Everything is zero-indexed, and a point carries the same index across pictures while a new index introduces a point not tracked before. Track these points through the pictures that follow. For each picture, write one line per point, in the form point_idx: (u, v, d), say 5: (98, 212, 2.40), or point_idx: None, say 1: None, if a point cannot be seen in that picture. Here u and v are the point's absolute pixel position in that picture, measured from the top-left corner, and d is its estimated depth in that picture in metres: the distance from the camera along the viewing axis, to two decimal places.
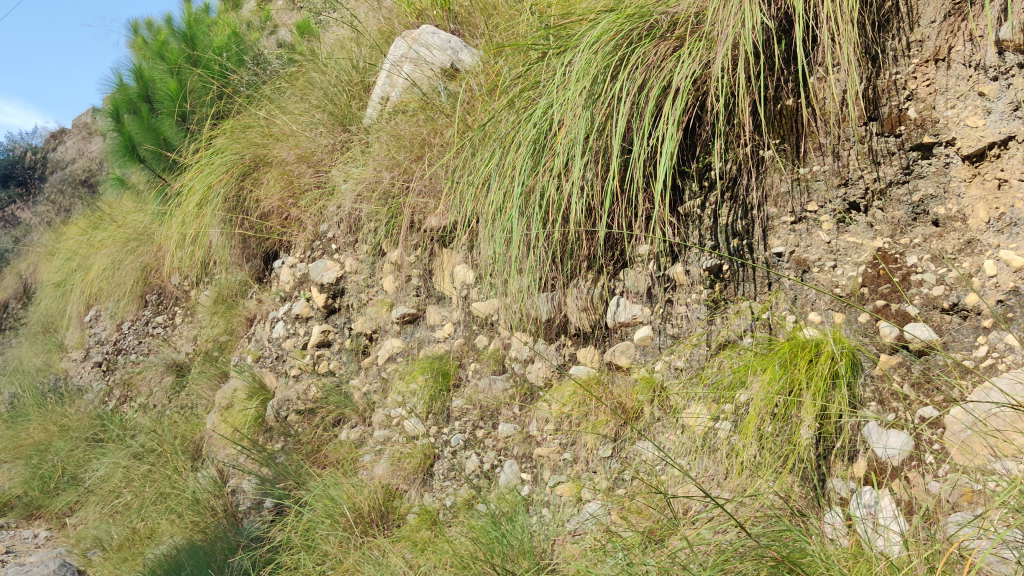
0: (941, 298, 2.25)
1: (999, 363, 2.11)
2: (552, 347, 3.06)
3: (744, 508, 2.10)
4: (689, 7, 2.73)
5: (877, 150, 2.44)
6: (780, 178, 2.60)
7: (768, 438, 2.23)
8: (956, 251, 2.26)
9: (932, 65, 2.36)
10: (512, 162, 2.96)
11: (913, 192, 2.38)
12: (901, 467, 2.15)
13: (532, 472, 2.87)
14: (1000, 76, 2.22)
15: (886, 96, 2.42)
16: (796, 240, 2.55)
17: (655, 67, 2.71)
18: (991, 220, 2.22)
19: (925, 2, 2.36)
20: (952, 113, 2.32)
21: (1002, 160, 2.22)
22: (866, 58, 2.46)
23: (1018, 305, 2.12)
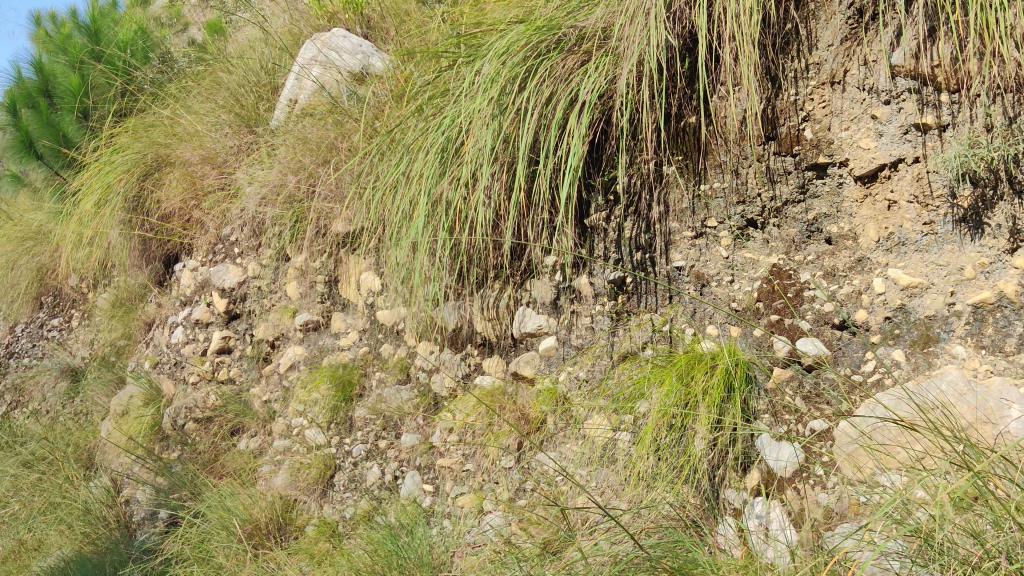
0: (832, 314, 2.32)
1: (885, 379, 2.19)
2: (457, 356, 3.03)
3: (640, 520, 2.12)
4: (596, 22, 2.73)
5: (774, 169, 2.50)
6: (683, 193, 2.64)
7: (665, 450, 2.25)
8: (847, 269, 2.35)
9: (828, 87, 2.41)
10: (419, 169, 2.92)
11: (808, 211, 2.45)
12: (793, 479, 2.20)
13: (433, 484, 2.83)
14: (891, 100, 2.30)
15: (784, 117, 2.48)
16: (696, 255, 2.60)
17: (562, 80, 2.72)
18: (880, 240, 2.31)
19: (823, 26, 2.40)
20: (846, 134, 2.39)
21: (893, 181, 2.31)
22: (766, 79, 2.50)
23: (905, 322, 2.22)
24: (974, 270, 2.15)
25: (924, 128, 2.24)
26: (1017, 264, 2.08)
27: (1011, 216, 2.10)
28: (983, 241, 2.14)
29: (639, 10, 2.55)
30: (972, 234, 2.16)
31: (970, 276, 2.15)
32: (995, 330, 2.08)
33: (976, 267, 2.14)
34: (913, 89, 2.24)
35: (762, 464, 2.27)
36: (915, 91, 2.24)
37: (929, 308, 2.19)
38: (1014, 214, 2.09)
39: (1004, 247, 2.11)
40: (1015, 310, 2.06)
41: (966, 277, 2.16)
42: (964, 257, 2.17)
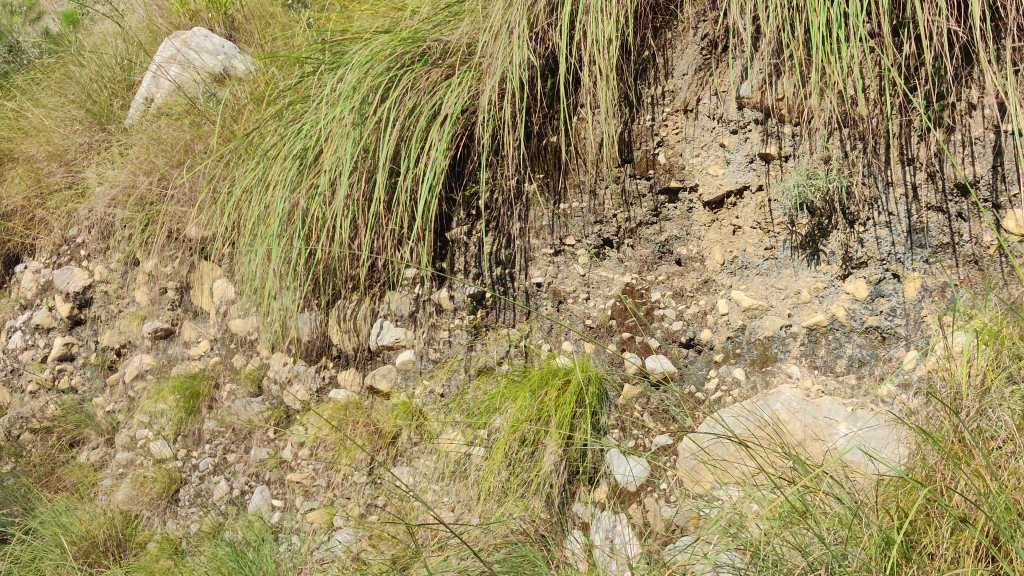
0: (679, 332, 2.42)
1: (726, 397, 2.30)
2: (312, 368, 2.97)
3: (490, 534, 2.12)
4: (461, 38, 2.74)
5: (629, 191, 2.57)
6: (542, 211, 2.67)
7: (517, 464, 2.25)
8: (695, 290, 2.44)
9: (682, 114, 2.49)
10: (276, 176, 2.85)
11: (660, 233, 2.52)
12: (638, 493, 2.26)
13: (283, 499, 2.76)
14: (739, 130, 2.39)
15: (639, 141, 2.55)
16: (554, 272, 2.64)
17: (425, 92, 2.70)
18: (725, 263, 2.40)
19: (678, 54, 2.48)
20: (696, 160, 2.46)
21: (737, 208, 2.40)
22: (624, 104, 2.57)
23: (746, 341, 2.32)
24: (810, 293, 2.26)
25: (767, 157, 2.33)
26: (848, 289, 2.21)
27: (843, 243, 2.22)
28: (819, 267, 2.26)
29: (502, 28, 2.55)
30: (808, 259, 2.27)
31: (806, 299, 2.26)
32: (827, 351, 2.21)
33: (812, 291, 2.26)
34: (758, 120, 2.34)
35: (610, 479, 2.31)
36: (760, 122, 2.34)
37: (768, 329, 2.29)
38: (846, 242, 2.22)
39: (837, 273, 2.23)
40: (845, 332, 2.19)
41: (802, 301, 2.26)
42: (800, 282, 2.28)
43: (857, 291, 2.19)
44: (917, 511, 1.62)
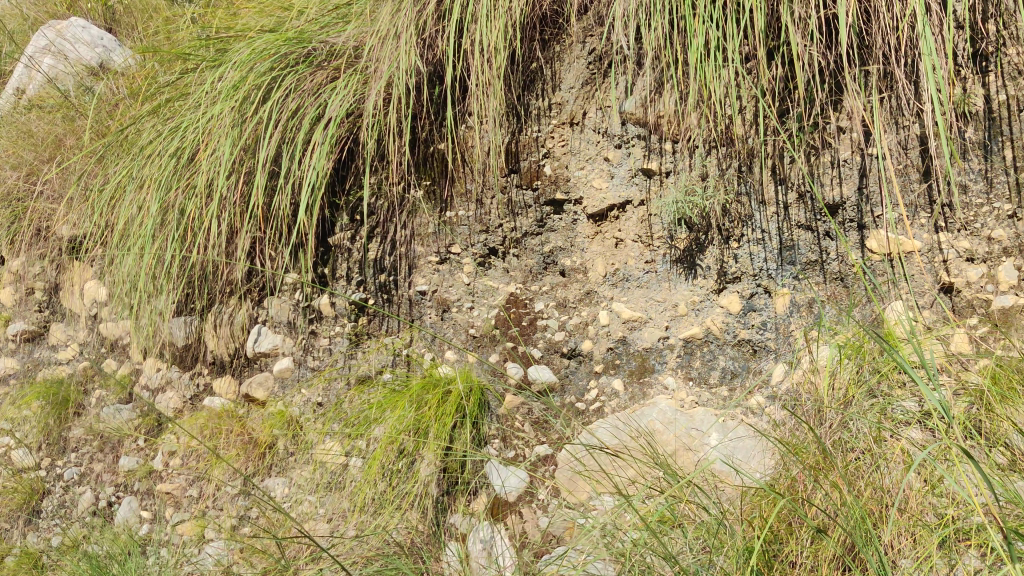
0: (561, 343, 2.43)
1: (606, 407, 2.32)
2: (186, 375, 2.86)
3: (363, 546, 2.06)
4: (347, 40, 2.69)
5: (515, 202, 2.56)
6: (429, 218, 2.65)
7: (394, 475, 2.22)
8: (577, 301, 2.46)
9: (568, 127, 2.50)
10: (151, 174, 2.74)
11: (545, 243, 2.53)
12: (517, 502, 2.26)
13: (152, 510, 2.65)
14: (622, 145, 2.41)
15: (526, 152, 2.54)
16: (438, 280, 2.62)
17: (309, 94, 2.64)
18: (607, 275, 2.43)
19: (566, 68, 2.49)
20: (581, 173, 2.48)
21: (620, 222, 2.43)
22: (512, 114, 2.55)
23: (625, 352, 2.36)
24: (687, 307, 2.31)
25: (648, 173, 2.37)
26: (723, 303, 2.27)
27: (718, 259, 2.28)
28: (696, 280, 2.31)
29: (389, 33, 2.51)
30: (686, 273, 2.32)
31: (683, 312, 2.31)
32: (702, 363, 2.26)
33: (688, 304, 2.31)
34: (641, 135, 2.37)
35: (490, 489, 2.29)
36: (643, 138, 2.36)
37: (647, 340, 2.34)
38: (722, 257, 2.27)
39: (712, 287, 2.29)
40: (719, 344, 2.25)
41: (679, 313, 2.31)
42: (678, 294, 2.33)
43: (731, 305, 2.25)
44: (779, 520, 1.66)
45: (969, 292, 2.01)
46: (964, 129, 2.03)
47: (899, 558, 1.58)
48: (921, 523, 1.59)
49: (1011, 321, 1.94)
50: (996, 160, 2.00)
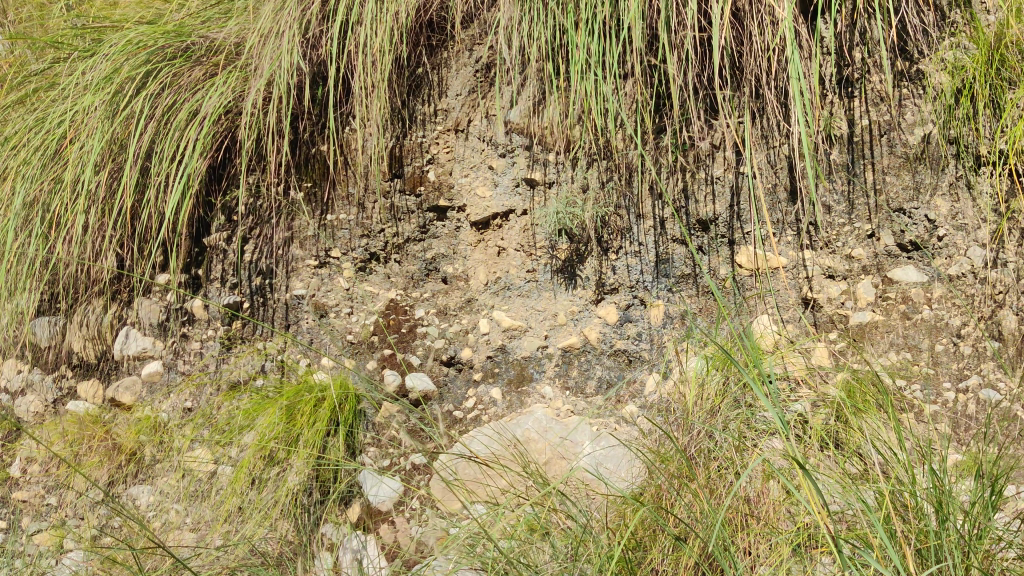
0: (441, 350, 2.39)
1: (483, 415, 2.30)
2: (50, 378, 2.72)
3: (226, 557, 1.98)
4: (228, 36, 2.58)
5: (398, 207, 2.49)
6: (308, 220, 2.55)
7: (263, 483, 2.16)
8: (458, 308, 2.42)
9: (453, 134, 2.46)
10: (13, 166, 2.59)
11: (427, 250, 2.48)
12: (390, 511, 2.23)
13: (8, 519, 2.52)
14: (506, 154, 2.39)
15: (410, 157, 2.47)
16: (317, 285, 2.53)
17: (186, 90, 2.53)
18: (489, 283, 2.41)
19: (452, 75, 2.45)
20: (465, 180, 2.44)
21: (503, 230, 2.40)
22: (396, 118, 2.48)
23: (503, 361, 2.34)
24: (566, 316, 2.31)
25: (531, 183, 2.36)
26: (600, 313, 2.29)
27: (597, 270, 2.30)
28: (576, 291, 2.32)
29: (270, 30, 2.42)
30: (566, 283, 2.33)
31: (562, 321, 2.31)
32: (579, 372, 2.28)
33: (567, 314, 2.31)
34: (525, 145, 2.36)
35: (363, 498, 2.25)
36: (527, 148, 2.36)
37: (525, 349, 2.33)
38: (600, 268, 2.30)
39: (591, 298, 2.30)
40: (595, 354, 2.28)
41: (558, 323, 2.32)
42: (558, 304, 2.33)
43: (608, 315, 2.28)
44: (644, 528, 1.64)
45: (831, 308, 2.04)
46: (829, 151, 2.06)
47: (757, 565, 1.60)
48: (776, 530, 1.61)
49: (867, 337, 2.00)
50: (858, 182, 2.05)
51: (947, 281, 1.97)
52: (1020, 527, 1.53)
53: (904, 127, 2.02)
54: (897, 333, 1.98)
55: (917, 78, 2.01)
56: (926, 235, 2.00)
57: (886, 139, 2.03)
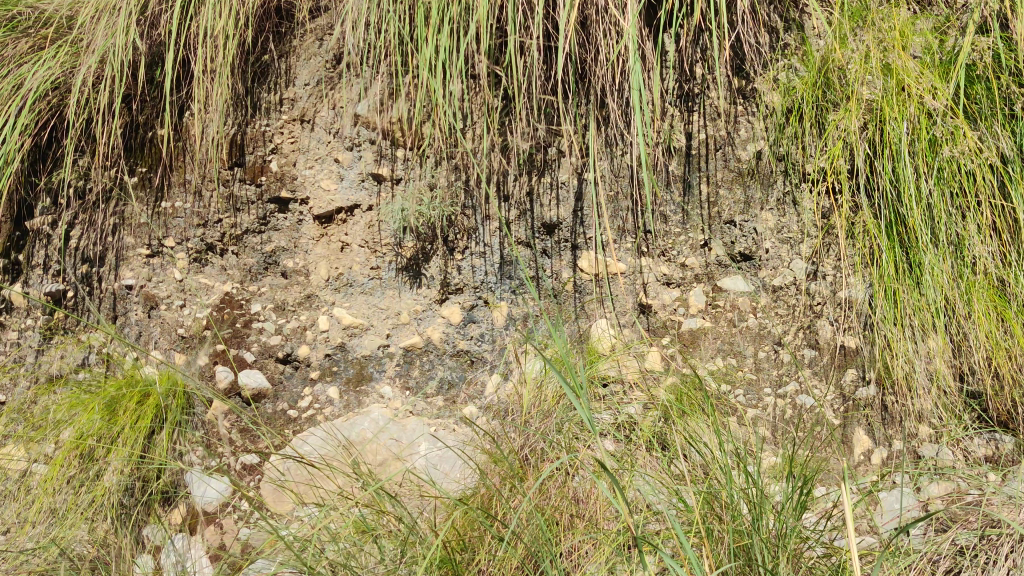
0: (277, 347, 2.22)
1: (319, 416, 2.17)
2: None
3: (29, 564, 1.85)
4: (59, 6, 2.28)
5: (237, 196, 2.27)
6: (138, 209, 2.31)
7: (76, 484, 2.00)
8: (296, 304, 2.23)
9: (298, 124, 2.26)
10: None
11: (266, 243, 2.27)
12: (217, 513, 2.12)
13: None
14: (353, 147, 2.22)
15: (251, 146, 2.27)
16: (148, 274, 2.29)
17: (9, 62, 2.23)
18: (330, 279, 2.24)
19: (301, 64, 2.27)
20: (309, 173, 2.25)
21: (347, 225, 2.23)
22: (239, 105, 2.25)
23: (342, 359, 2.20)
24: (409, 315, 2.20)
25: (378, 179, 2.21)
26: (444, 313, 2.19)
27: (442, 270, 2.19)
28: (420, 290, 2.21)
29: (105, 5, 2.20)
30: (411, 282, 2.21)
31: (405, 321, 2.20)
32: (420, 373, 2.18)
33: (410, 313, 2.20)
34: (373, 140, 2.21)
35: (187, 499, 2.13)
36: (375, 142, 2.21)
37: (366, 348, 2.20)
38: (445, 268, 2.19)
39: (435, 297, 2.20)
40: (438, 354, 2.18)
41: (401, 322, 2.20)
42: (401, 303, 2.21)
43: (452, 315, 2.19)
44: (471, 528, 1.59)
45: (664, 314, 2.09)
46: (668, 163, 2.08)
47: (583, 563, 1.56)
48: (598, 527, 1.60)
49: (697, 343, 2.07)
50: (693, 194, 2.09)
51: (771, 292, 2.04)
52: (826, 526, 1.60)
53: (737, 143, 2.08)
54: (723, 340, 2.05)
55: (751, 97, 2.06)
56: (755, 247, 2.06)
57: (721, 153, 2.08)
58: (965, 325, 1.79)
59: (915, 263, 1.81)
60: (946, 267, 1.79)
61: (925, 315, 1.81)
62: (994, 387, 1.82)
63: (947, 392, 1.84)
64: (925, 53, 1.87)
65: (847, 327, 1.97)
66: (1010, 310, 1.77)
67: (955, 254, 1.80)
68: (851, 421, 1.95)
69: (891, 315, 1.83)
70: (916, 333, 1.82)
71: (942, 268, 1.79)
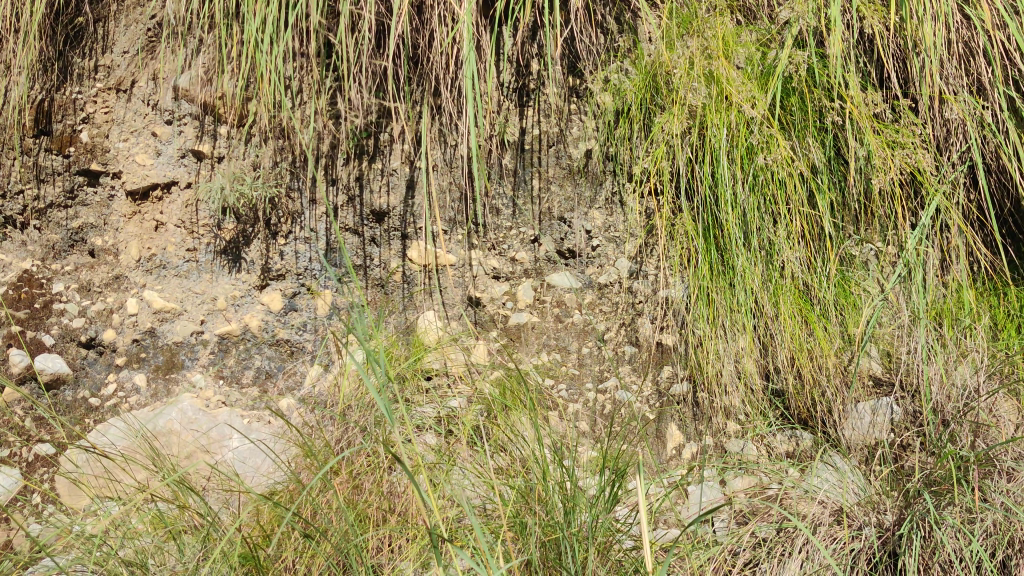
0: (79, 331, 2.03)
1: (123, 405, 2.01)
2: None
3: None
4: None
5: (41, 166, 2.06)
6: None
7: None
8: (103, 285, 2.06)
9: (113, 94, 2.10)
10: None
11: (73, 218, 2.08)
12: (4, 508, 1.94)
13: None
14: (173, 121, 2.08)
15: (60, 113, 2.07)
16: None
17: None
18: (141, 260, 2.08)
19: (120, 30, 2.11)
20: (123, 146, 2.09)
21: (163, 203, 2.09)
22: (47, 67, 2.06)
23: (152, 346, 2.05)
24: (226, 301, 2.07)
25: (198, 156, 2.08)
26: (264, 300, 2.07)
27: (263, 254, 2.08)
28: (239, 274, 2.08)
29: None
30: (229, 266, 2.08)
31: (221, 307, 2.06)
32: (236, 361, 2.05)
33: (227, 299, 2.07)
34: (195, 115, 2.08)
35: None
36: (196, 118, 2.08)
37: (178, 334, 2.05)
38: (266, 252, 2.07)
39: (255, 283, 2.08)
40: (256, 343, 2.06)
41: (217, 308, 2.06)
42: (218, 287, 2.07)
43: (272, 303, 2.07)
44: (276, 523, 1.51)
45: (492, 308, 2.06)
46: (501, 156, 2.05)
47: (392, 559, 1.51)
48: (408, 522, 1.55)
49: (522, 337, 2.05)
50: (525, 188, 2.07)
51: (597, 288, 2.06)
52: (636, 519, 1.61)
53: (569, 141, 2.07)
54: (548, 335, 2.06)
55: (584, 96, 2.06)
56: (582, 244, 2.07)
57: (553, 150, 2.07)
58: (773, 326, 1.86)
59: (729, 265, 1.87)
60: (757, 271, 1.85)
61: (737, 316, 1.87)
62: (796, 385, 1.89)
63: (753, 390, 1.90)
64: (748, 64, 1.92)
65: (664, 326, 2.01)
66: (814, 314, 1.86)
67: (766, 258, 1.87)
68: (665, 417, 2.00)
69: (705, 315, 1.89)
70: (728, 333, 1.88)
71: (753, 272, 1.86)
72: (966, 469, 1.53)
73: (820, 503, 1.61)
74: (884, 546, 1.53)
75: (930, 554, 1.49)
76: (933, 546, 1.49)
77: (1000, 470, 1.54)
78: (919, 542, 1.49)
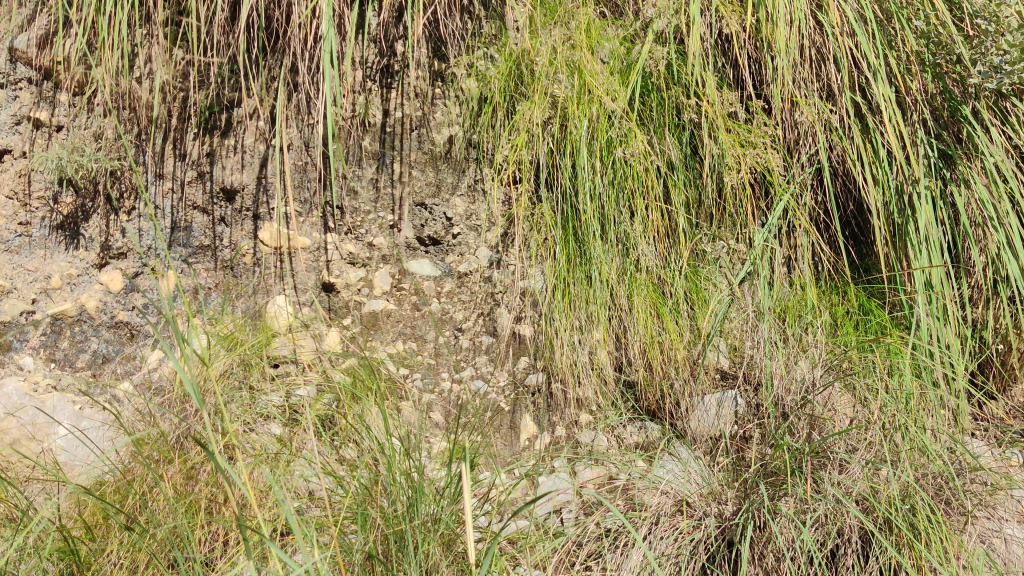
0: None
1: None
2: None
3: None
4: None
5: None
6: None
7: None
8: None
9: None
10: None
11: None
12: None
13: None
14: (6, 85, 1.90)
15: None
16: None
17: None
18: None
19: None
20: None
21: None
22: None
23: None
24: (61, 280, 1.92)
25: (35, 123, 1.90)
26: (102, 279, 1.94)
27: (103, 231, 1.94)
28: (76, 252, 1.93)
29: None
30: (66, 243, 1.92)
31: (55, 286, 1.91)
32: (70, 344, 1.90)
33: (63, 278, 1.92)
34: (31, 79, 1.90)
35: None
36: (33, 83, 1.91)
37: (5, 314, 1.88)
38: (106, 229, 1.94)
39: (93, 261, 1.94)
40: (93, 325, 1.92)
41: (51, 287, 1.91)
42: (53, 266, 1.92)
43: (111, 283, 1.94)
44: (99, 513, 1.44)
45: (347, 294, 1.99)
46: (361, 138, 1.98)
47: (226, 552, 1.45)
48: (248, 509, 1.50)
49: (378, 325, 1.99)
50: (386, 173, 2.00)
51: (456, 277, 2.03)
52: (486, 509, 1.60)
53: (432, 125, 2.02)
54: (405, 324, 2.01)
55: (449, 81, 2.01)
56: (443, 232, 2.03)
57: (415, 134, 2.01)
58: (626, 319, 1.88)
59: (586, 256, 1.87)
60: (613, 263, 1.87)
61: (592, 307, 1.88)
62: (646, 377, 1.91)
63: (606, 382, 1.92)
64: (612, 58, 1.94)
65: (522, 316, 2.00)
66: (666, 308, 1.89)
67: (622, 251, 1.88)
68: (519, 407, 2.00)
69: (561, 306, 1.88)
70: (583, 325, 1.88)
71: (609, 263, 1.86)
72: (800, 460, 1.60)
73: (663, 493, 1.63)
74: (722, 536, 1.57)
75: (764, 543, 1.54)
76: (768, 536, 1.53)
77: (834, 462, 1.61)
78: (755, 532, 1.54)
